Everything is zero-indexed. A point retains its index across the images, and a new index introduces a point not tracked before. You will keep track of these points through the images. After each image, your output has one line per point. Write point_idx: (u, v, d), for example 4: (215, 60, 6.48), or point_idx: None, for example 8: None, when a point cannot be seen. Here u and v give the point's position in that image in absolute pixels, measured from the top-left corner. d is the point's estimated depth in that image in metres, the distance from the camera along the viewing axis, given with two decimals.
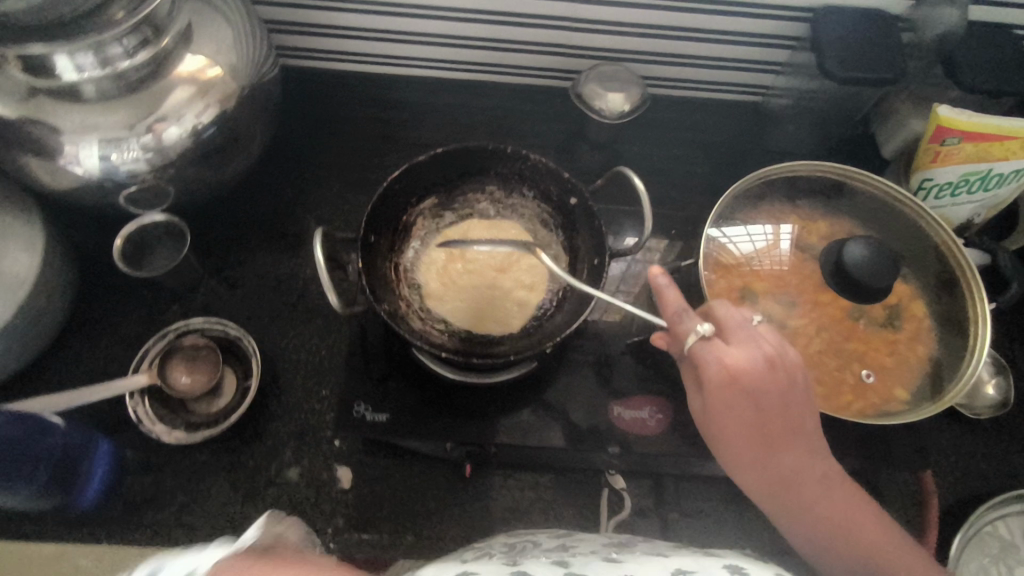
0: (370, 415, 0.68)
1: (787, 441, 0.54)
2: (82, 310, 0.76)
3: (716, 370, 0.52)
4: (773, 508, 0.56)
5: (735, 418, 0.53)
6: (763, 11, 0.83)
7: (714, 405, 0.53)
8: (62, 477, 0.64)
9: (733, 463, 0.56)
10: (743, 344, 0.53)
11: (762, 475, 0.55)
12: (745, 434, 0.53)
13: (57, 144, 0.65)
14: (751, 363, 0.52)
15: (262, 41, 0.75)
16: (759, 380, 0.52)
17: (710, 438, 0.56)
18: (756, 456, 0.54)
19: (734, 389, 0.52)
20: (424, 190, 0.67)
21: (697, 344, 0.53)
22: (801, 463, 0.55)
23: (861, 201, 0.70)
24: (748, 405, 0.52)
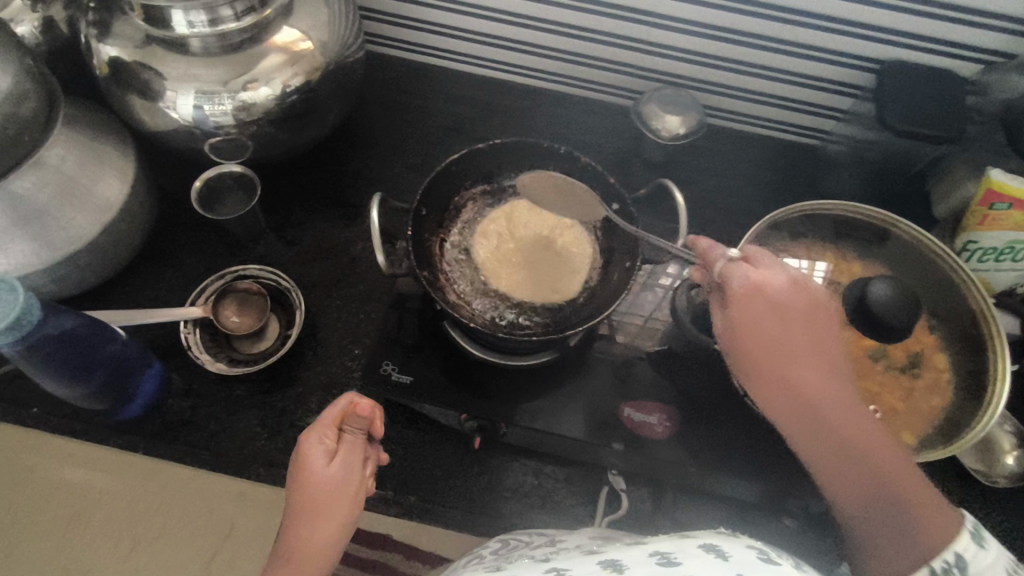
0: (395, 375, 0.73)
1: (812, 358, 0.52)
2: (155, 243, 0.83)
3: (741, 281, 0.54)
4: (796, 435, 0.51)
5: (760, 321, 0.53)
6: (829, 56, 0.86)
7: (738, 310, 0.53)
8: (115, 385, 0.69)
9: (755, 380, 0.53)
10: (770, 267, 0.55)
11: (781, 389, 0.52)
12: (769, 342, 0.52)
13: (161, 89, 0.73)
14: (776, 280, 0.54)
15: (353, 24, 0.82)
16: (783, 293, 0.53)
17: (734, 357, 0.55)
18: (774, 365, 0.52)
19: (757, 296, 0.53)
20: (478, 177, 0.72)
21: (727, 266, 0.55)
22: (825, 382, 0.51)
23: (896, 248, 0.71)
24: (769, 311, 0.53)
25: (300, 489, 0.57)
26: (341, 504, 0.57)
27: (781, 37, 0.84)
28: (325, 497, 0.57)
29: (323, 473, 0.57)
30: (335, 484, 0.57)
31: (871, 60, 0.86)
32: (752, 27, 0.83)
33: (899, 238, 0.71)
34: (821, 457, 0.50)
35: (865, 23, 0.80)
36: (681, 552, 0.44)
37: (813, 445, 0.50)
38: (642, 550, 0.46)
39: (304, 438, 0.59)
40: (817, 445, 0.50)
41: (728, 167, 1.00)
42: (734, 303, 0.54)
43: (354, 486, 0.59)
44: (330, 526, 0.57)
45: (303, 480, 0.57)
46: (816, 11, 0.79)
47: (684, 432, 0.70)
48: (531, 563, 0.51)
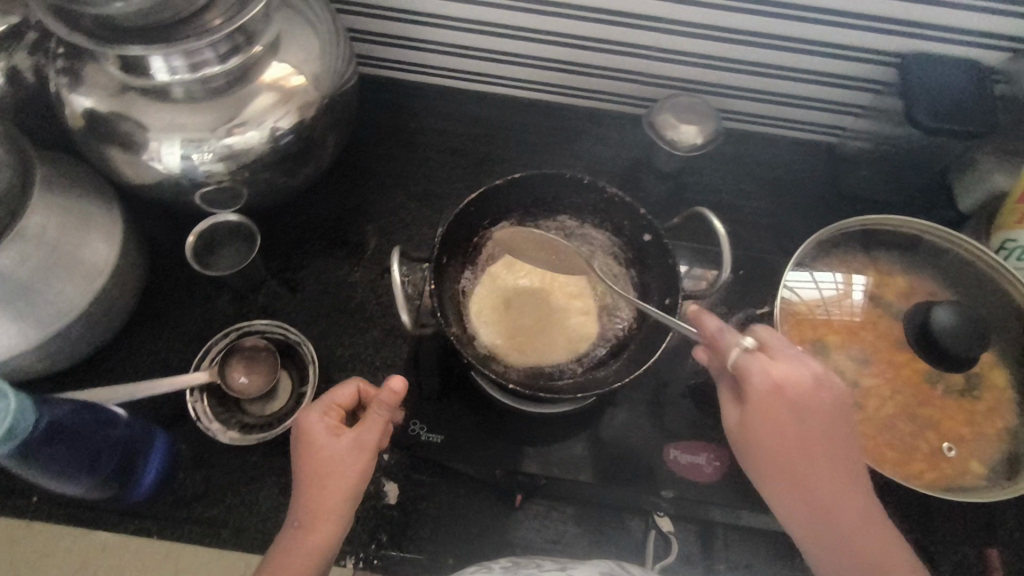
0: (424, 435, 0.68)
1: (830, 464, 0.53)
2: (149, 301, 0.77)
3: (761, 380, 0.52)
4: (803, 533, 0.53)
5: (778, 431, 0.52)
6: (849, 52, 0.81)
7: (753, 416, 0.52)
8: (122, 470, 0.64)
9: (769, 482, 0.53)
10: (789, 361, 0.53)
11: (797, 495, 0.52)
12: (788, 449, 0.52)
13: (143, 141, 0.67)
14: (797, 376, 0.52)
15: (345, 51, 0.76)
16: (806, 395, 0.52)
17: (746, 458, 0.54)
18: (791, 472, 0.52)
19: (780, 401, 0.51)
20: (497, 214, 0.67)
21: (741, 357, 0.53)
22: (841, 489, 0.53)
23: (942, 258, 0.67)
24: (793, 420, 0.51)
25: (308, 464, 0.56)
26: (346, 478, 0.56)
27: (799, 36, 0.79)
28: (332, 468, 0.56)
29: (334, 446, 0.56)
30: (342, 459, 0.56)
31: (892, 54, 0.81)
32: (769, 28, 0.78)
33: (944, 249, 0.67)
34: (823, 552, 0.52)
35: (888, 17, 0.75)
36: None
37: (822, 544, 0.52)
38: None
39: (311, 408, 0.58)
40: (821, 541, 0.52)
41: (743, 173, 0.96)
42: (752, 406, 0.52)
43: (361, 462, 0.56)
44: (331, 497, 0.56)
45: (313, 452, 0.56)
46: (837, 8, 0.75)
47: (734, 471, 0.67)
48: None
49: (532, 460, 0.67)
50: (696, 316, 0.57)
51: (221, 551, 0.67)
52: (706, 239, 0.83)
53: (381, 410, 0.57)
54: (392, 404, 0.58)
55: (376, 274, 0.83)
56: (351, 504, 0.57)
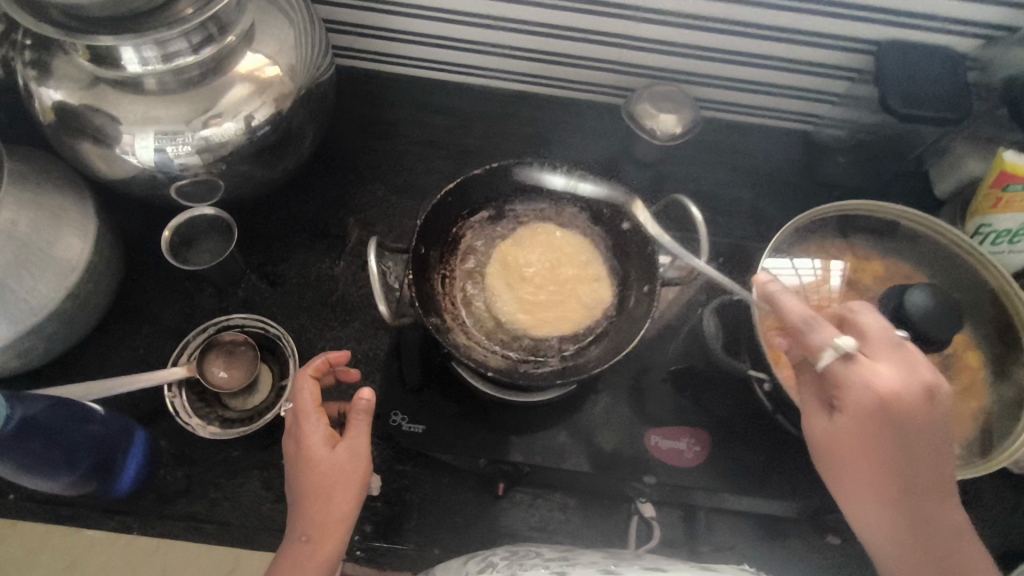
0: (406, 425, 0.68)
1: (927, 484, 0.48)
2: (126, 296, 0.77)
3: (865, 392, 0.47)
4: (899, 560, 0.49)
5: (866, 442, 0.48)
6: (825, 41, 0.82)
7: (850, 428, 0.48)
8: (100, 466, 0.63)
9: (852, 497, 0.50)
10: (897, 365, 0.48)
11: (885, 514, 0.49)
12: (882, 463, 0.48)
13: (116, 134, 0.66)
14: (901, 385, 0.47)
15: (321, 41, 0.75)
16: (913, 407, 0.46)
17: (832, 477, 0.50)
18: (881, 486, 0.49)
19: (880, 412, 0.46)
20: (476, 205, 0.68)
21: (837, 361, 0.48)
22: (936, 510, 0.49)
23: (919, 244, 0.68)
24: (893, 435, 0.47)
25: (311, 480, 0.56)
26: (351, 488, 0.57)
27: (776, 25, 0.80)
28: (334, 481, 0.57)
29: (332, 458, 0.57)
30: (341, 470, 0.57)
31: (867, 42, 0.82)
32: (747, 17, 0.79)
33: (921, 235, 0.68)
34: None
35: (863, 5, 0.76)
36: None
37: (916, 571, 0.48)
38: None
39: (303, 422, 0.58)
40: (919, 567, 0.48)
41: (722, 162, 0.97)
42: (846, 417, 0.48)
43: (363, 466, 0.58)
44: (342, 507, 0.57)
45: (312, 467, 0.57)
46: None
47: (716, 455, 0.67)
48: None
49: (515, 449, 0.68)
50: (768, 292, 0.53)
51: (207, 550, 0.68)
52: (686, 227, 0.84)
53: (364, 418, 0.59)
54: (370, 410, 0.59)
55: (357, 267, 0.82)
56: (355, 511, 0.58)
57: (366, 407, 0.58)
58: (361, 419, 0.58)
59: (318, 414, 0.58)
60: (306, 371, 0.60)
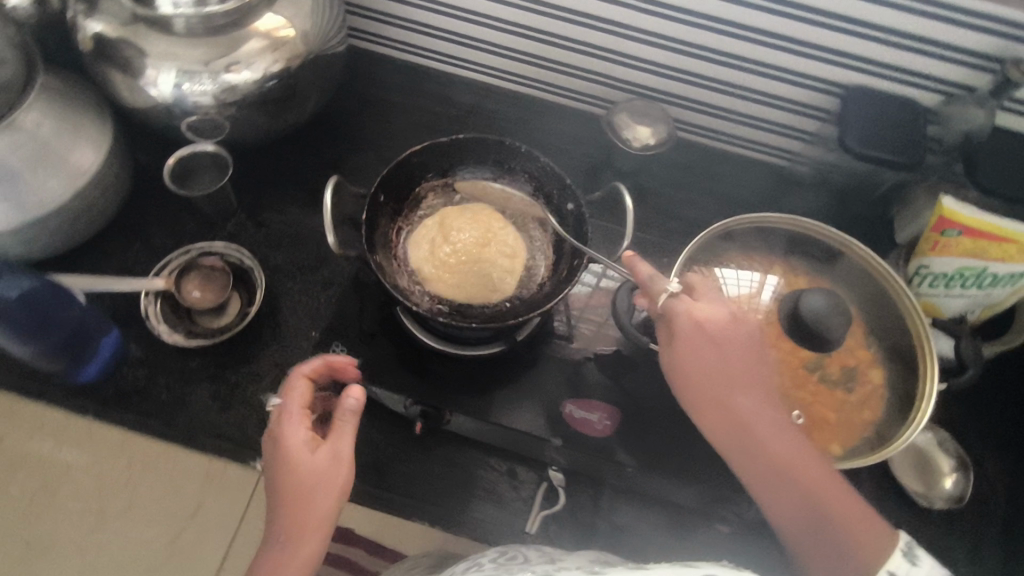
0: (344, 355, 0.75)
1: (747, 393, 0.61)
2: (127, 216, 0.85)
3: (685, 319, 0.62)
4: (735, 454, 0.60)
5: (698, 355, 0.61)
6: (796, 78, 0.88)
7: (681, 347, 0.62)
8: (72, 350, 0.71)
9: (698, 409, 0.62)
10: (709, 302, 0.63)
11: (719, 418, 0.61)
12: (706, 375, 0.61)
13: (142, 66, 0.76)
14: (715, 315, 0.62)
15: (336, 15, 0.84)
16: (720, 328, 0.62)
17: (677, 387, 0.63)
18: (712, 397, 0.61)
19: (698, 333, 0.61)
20: (440, 171, 0.75)
21: (669, 300, 0.63)
22: (760, 415, 0.60)
23: (847, 267, 0.73)
24: (711, 350, 0.61)
25: (287, 482, 0.56)
26: (327, 491, 0.56)
27: (750, 57, 0.86)
28: (314, 486, 0.56)
29: (310, 460, 0.57)
30: (317, 475, 0.56)
31: (836, 85, 0.88)
32: (723, 46, 0.86)
33: (850, 259, 0.72)
34: (757, 475, 0.59)
35: (830, 47, 0.83)
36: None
37: (744, 461, 0.59)
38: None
39: (283, 422, 0.59)
40: (748, 460, 0.59)
41: (698, 184, 1.02)
42: (678, 339, 0.62)
43: (343, 472, 0.57)
44: (319, 515, 0.56)
45: (291, 469, 0.57)
46: (784, 33, 0.82)
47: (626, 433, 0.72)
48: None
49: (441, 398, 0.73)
50: (630, 261, 0.67)
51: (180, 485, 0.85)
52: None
53: (349, 420, 0.59)
54: (356, 412, 0.59)
55: None
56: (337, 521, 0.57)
57: (348, 411, 0.58)
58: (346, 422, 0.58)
59: (302, 414, 0.59)
60: (300, 371, 0.62)
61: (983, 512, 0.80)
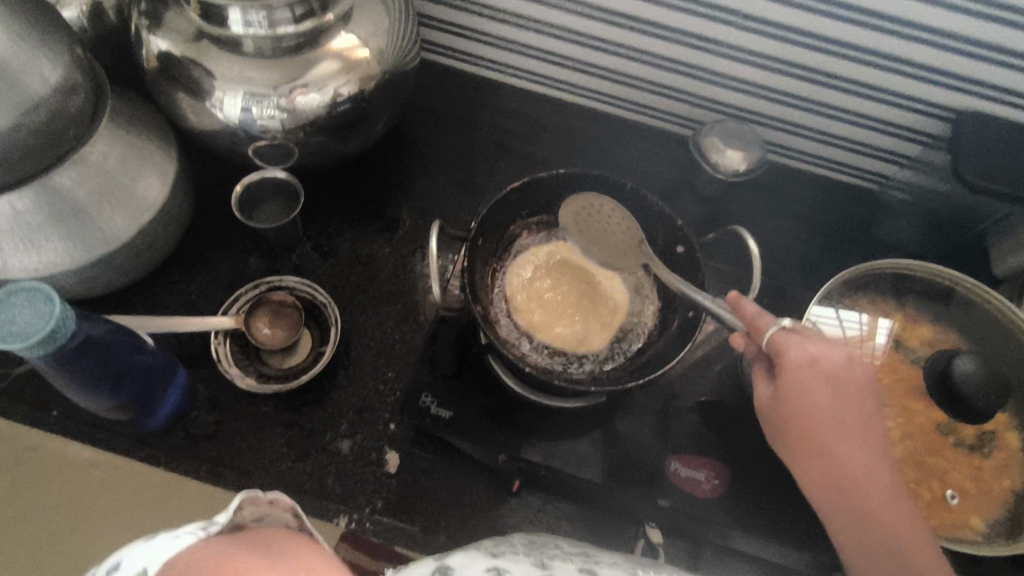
0: (434, 409, 0.69)
1: (858, 439, 0.56)
2: (189, 244, 0.81)
3: (798, 354, 0.55)
4: (831, 502, 0.56)
5: (817, 395, 0.55)
6: (903, 101, 0.81)
7: (789, 388, 0.56)
8: (143, 398, 0.66)
9: (797, 450, 0.57)
10: (823, 341, 0.57)
11: (820, 464, 0.56)
12: (813, 420, 0.55)
13: (210, 88, 0.70)
14: (832, 355, 0.56)
15: (411, 32, 0.78)
16: (838, 370, 0.56)
17: (773, 427, 0.58)
18: (816, 442, 0.56)
19: (814, 374, 0.55)
20: (537, 207, 0.71)
21: (780, 335, 0.57)
22: (867, 467, 0.56)
23: (971, 313, 0.67)
24: (826, 392, 0.55)
25: None
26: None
27: (853, 78, 0.79)
28: None
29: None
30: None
31: (946, 109, 0.81)
32: (826, 66, 0.79)
33: (974, 303, 0.67)
34: (853, 528, 0.55)
35: (947, 71, 0.75)
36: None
37: (842, 511, 0.56)
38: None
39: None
40: (845, 510, 0.56)
41: (782, 207, 0.96)
42: (787, 379, 0.56)
43: None
44: None
45: None
46: (899, 55, 0.75)
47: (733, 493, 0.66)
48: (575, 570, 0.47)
49: (536, 451, 0.68)
50: (734, 300, 0.60)
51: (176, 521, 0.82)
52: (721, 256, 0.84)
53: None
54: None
55: (408, 251, 0.84)
56: None
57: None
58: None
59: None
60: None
61: None
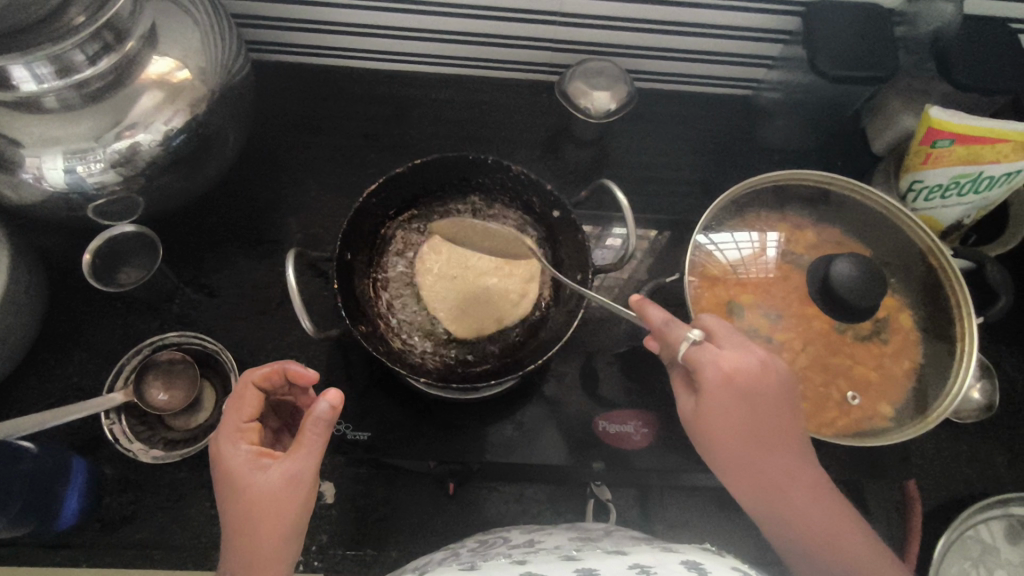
0: (351, 433, 0.66)
1: (775, 441, 0.54)
2: (56, 323, 0.75)
3: (713, 373, 0.53)
4: (761, 507, 0.54)
5: (730, 410, 0.53)
6: (754, 5, 0.79)
7: (709, 404, 0.54)
8: (39, 504, 0.63)
9: (728, 467, 0.55)
10: (736, 348, 0.54)
11: (741, 469, 0.54)
12: (731, 431, 0.54)
13: (19, 158, 0.63)
14: (748, 367, 0.53)
15: (231, 39, 0.73)
16: (751, 381, 0.53)
17: (704, 445, 0.56)
18: (743, 457, 0.54)
19: (729, 392, 0.53)
20: (404, 204, 0.68)
21: (691, 349, 0.54)
22: (792, 472, 0.54)
23: (849, 209, 0.69)
24: (742, 402, 0.53)
25: None
26: (284, 513, 0.51)
27: None
28: None
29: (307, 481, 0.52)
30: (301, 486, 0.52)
31: (796, 3, 0.80)
32: None
33: (849, 199, 0.68)
34: (785, 530, 0.53)
35: None
36: (663, 568, 0.46)
37: (771, 518, 0.54)
38: (621, 563, 0.48)
39: None
40: (770, 508, 0.54)
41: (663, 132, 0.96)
42: (705, 396, 0.54)
43: None
44: None
45: None
46: None
47: (664, 436, 0.68)
48: (504, 564, 0.51)
49: (463, 447, 0.67)
50: (640, 304, 0.57)
51: None
52: (605, 202, 0.84)
53: None
54: None
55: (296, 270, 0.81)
56: None
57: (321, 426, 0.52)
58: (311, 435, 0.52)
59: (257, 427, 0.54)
60: None
61: (1012, 413, 0.80)
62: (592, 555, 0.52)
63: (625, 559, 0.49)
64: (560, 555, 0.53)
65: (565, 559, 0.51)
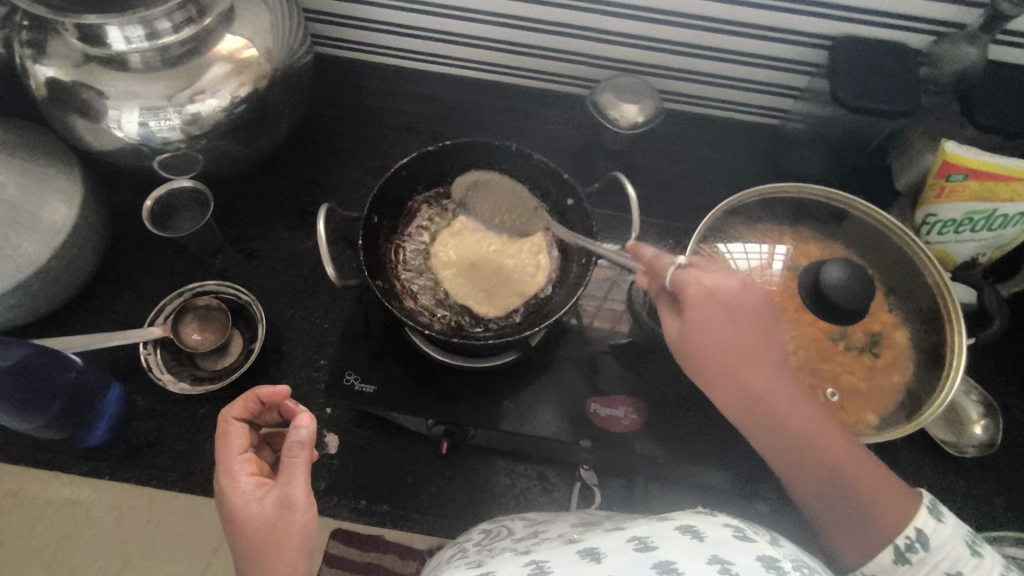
0: (359, 385, 0.72)
1: (759, 360, 0.57)
2: (113, 263, 0.83)
3: (696, 290, 0.57)
4: (750, 421, 0.57)
5: (714, 326, 0.56)
6: (782, 36, 0.84)
7: (691, 319, 0.57)
8: (76, 412, 0.69)
9: (713, 384, 0.57)
10: (716, 273, 0.58)
11: (727, 385, 0.57)
12: (715, 350, 0.56)
13: (103, 108, 0.71)
14: (725, 284, 0.57)
15: (296, 26, 0.81)
16: (733, 297, 0.57)
17: (688, 364, 0.59)
18: (728, 373, 0.56)
19: (713, 303, 0.57)
20: (432, 180, 0.74)
21: (677, 271, 0.58)
22: (778, 386, 0.56)
23: (855, 227, 0.71)
24: (724, 317, 0.56)
25: None
26: (283, 539, 0.49)
27: (730, 20, 0.82)
28: None
29: (302, 503, 0.50)
30: (296, 511, 0.50)
31: (823, 37, 0.84)
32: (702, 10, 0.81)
33: (854, 216, 0.71)
34: (773, 442, 0.56)
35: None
36: (659, 535, 0.45)
37: (759, 431, 0.56)
38: (620, 537, 0.46)
39: None
40: (759, 423, 0.56)
41: (687, 153, 1.01)
42: (688, 312, 0.57)
43: None
44: None
45: None
46: None
47: (653, 426, 0.70)
48: (509, 557, 0.50)
49: (461, 412, 0.71)
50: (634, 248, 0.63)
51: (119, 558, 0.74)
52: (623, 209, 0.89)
53: None
54: None
55: None
56: None
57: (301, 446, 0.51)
58: (292, 458, 0.51)
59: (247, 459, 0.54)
60: None
61: (1015, 454, 0.80)
62: (593, 537, 0.52)
63: (623, 534, 0.48)
64: (563, 541, 0.53)
65: (568, 542, 0.51)
